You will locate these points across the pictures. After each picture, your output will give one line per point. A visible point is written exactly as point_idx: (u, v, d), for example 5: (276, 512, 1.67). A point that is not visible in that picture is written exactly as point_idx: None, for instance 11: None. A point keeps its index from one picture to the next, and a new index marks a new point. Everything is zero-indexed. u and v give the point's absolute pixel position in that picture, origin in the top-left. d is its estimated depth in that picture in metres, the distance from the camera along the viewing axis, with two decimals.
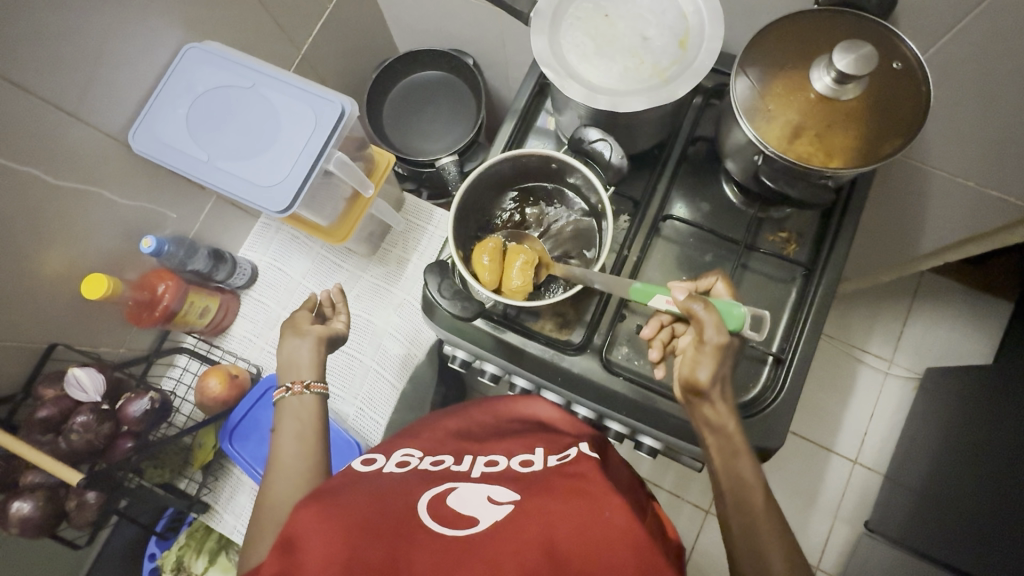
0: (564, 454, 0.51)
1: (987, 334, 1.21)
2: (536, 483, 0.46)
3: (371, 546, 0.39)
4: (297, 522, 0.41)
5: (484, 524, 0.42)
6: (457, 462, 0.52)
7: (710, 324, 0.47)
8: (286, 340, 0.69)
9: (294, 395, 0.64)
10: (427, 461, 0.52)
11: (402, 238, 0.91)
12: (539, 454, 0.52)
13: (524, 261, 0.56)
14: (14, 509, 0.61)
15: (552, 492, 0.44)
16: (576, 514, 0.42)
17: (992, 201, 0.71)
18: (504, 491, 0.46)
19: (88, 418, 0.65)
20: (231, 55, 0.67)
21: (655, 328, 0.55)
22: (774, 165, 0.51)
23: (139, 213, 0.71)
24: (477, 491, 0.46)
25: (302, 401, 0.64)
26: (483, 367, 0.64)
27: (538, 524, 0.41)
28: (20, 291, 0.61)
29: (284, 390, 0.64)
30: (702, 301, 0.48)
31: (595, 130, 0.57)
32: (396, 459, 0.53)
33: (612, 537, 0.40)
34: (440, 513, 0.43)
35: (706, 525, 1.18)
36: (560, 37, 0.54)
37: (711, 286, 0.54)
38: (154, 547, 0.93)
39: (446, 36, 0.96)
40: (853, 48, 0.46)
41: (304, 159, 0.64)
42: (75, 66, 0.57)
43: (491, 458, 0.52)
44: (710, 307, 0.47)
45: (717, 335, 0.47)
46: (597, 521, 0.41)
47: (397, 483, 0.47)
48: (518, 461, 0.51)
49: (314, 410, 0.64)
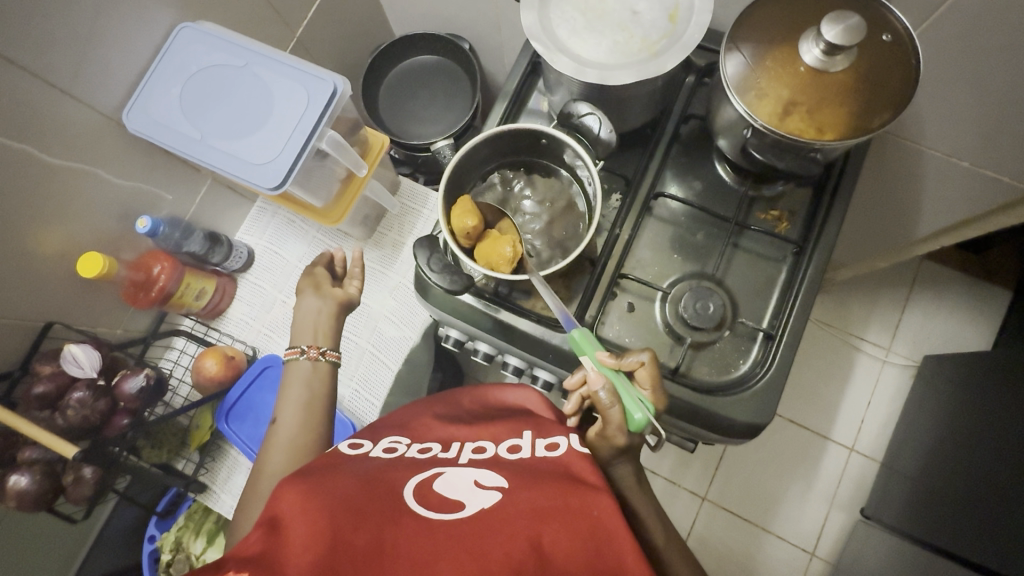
0: (552, 443, 0.49)
1: (986, 321, 1.20)
2: (524, 471, 0.45)
3: (355, 530, 0.39)
4: (281, 504, 0.41)
5: (470, 508, 0.42)
6: (444, 449, 0.51)
7: (612, 422, 0.49)
8: (299, 314, 0.70)
9: (312, 357, 0.67)
10: (414, 448, 0.52)
11: (397, 221, 0.91)
12: (527, 439, 0.50)
13: (512, 250, 0.54)
14: (11, 482, 0.63)
15: (541, 484, 0.43)
16: (564, 508, 0.41)
17: (987, 180, 0.71)
18: (491, 476, 0.45)
19: (84, 394, 0.67)
20: (224, 34, 0.67)
21: (577, 382, 0.54)
22: (764, 139, 0.52)
23: (135, 194, 0.72)
24: (464, 475, 0.46)
25: (314, 365, 0.66)
26: (476, 346, 0.65)
27: (525, 514, 0.40)
28: (20, 269, 0.62)
29: (299, 352, 0.67)
30: (611, 398, 0.50)
31: (585, 104, 0.56)
32: (384, 444, 0.53)
33: (599, 535, 0.40)
34: (425, 496, 0.43)
35: (702, 510, 1.20)
36: (550, 12, 0.55)
37: (635, 368, 0.51)
38: (154, 529, 0.94)
39: (443, 19, 0.96)
40: (842, 19, 0.45)
41: (297, 136, 0.64)
42: (70, 44, 0.57)
43: (479, 444, 0.51)
44: (614, 407, 0.49)
45: (614, 434, 0.50)
46: (585, 517, 0.41)
47: (383, 468, 0.47)
48: (506, 448, 0.50)
49: (306, 384, 0.65)
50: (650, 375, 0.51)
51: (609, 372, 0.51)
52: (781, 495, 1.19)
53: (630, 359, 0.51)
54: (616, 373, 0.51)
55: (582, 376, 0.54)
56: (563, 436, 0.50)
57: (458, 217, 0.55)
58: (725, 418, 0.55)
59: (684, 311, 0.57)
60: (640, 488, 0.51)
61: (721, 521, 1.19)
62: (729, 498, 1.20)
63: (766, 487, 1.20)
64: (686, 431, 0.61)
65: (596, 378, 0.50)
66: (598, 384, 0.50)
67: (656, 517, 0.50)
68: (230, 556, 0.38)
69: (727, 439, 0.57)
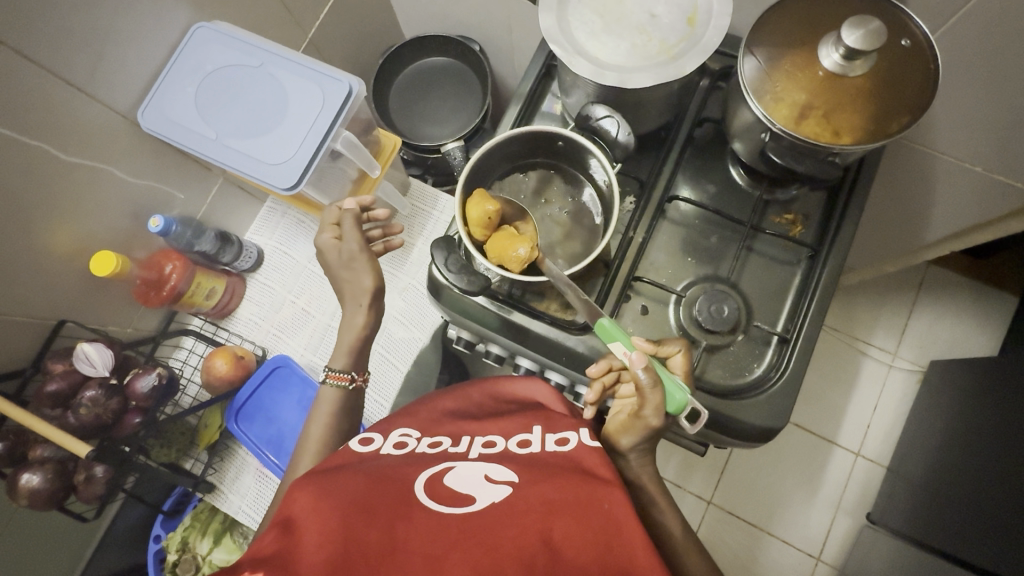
0: (562, 437, 0.49)
1: (992, 326, 1.20)
2: (534, 465, 0.45)
3: (366, 527, 0.39)
4: (293, 503, 0.41)
5: (481, 503, 0.41)
6: (454, 444, 0.51)
7: (652, 404, 0.49)
8: None
9: (359, 386, 0.70)
10: (424, 443, 0.51)
11: (408, 223, 0.91)
12: (537, 433, 0.50)
13: (526, 252, 0.54)
14: (24, 480, 0.63)
15: (551, 478, 0.42)
16: (574, 502, 0.40)
17: (998, 186, 0.71)
18: (501, 470, 0.45)
19: (96, 393, 0.67)
20: (239, 34, 0.67)
21: (602, 370, 0.55)
22: (781, 143, 0.52)
23: (147, 192, 0.72)
24: (474, 469, 0.46)
25: (355, 393, 0.69)
26: (488, 348, 0.65)
27: (536, 508, 0.40)
28: (34, 266, 0.62)
29: (350, 380, 0.69)
30: (654, 378, 0.49)
31: (602, 107, 0.57)
32: (394, 439, 0.53)
33: (611, 529, 0.39)
34: (436, 491, 0.43)
35: (707, 514, 1.19)
36: (568, 14, 0.55)
37: (671, 355, 0.52)
38: (160, 529, 0.91)
39: (454, 22, 0.96)
40: (862, 23, 0.45)
41: (313, 136, 0.65)
42: (86, 42, 0.57)
43: (489, 439, 0.51)
44: (656, 389, 0.48)
45: (652, 416, 0.49)
46: (596, 511, 0.40)
47: (393, 464, 0.47)
48: (516, 442, 0.49)
49: (319, 432, 0.66)
50: (684, 362, 0.52)
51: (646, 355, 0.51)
52: (786, 499, 1.19)
53: (666, 346, 0.53)
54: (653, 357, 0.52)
55: (607, 365, 0.55)
56: (573, 431, 0.49)
57: (477, 205, 0.55)
58: (740, 423, 0.55)
59: (697, 314, 0.57)
60: (653, 494, 0.51)
61: (725, 525, 1.18)
62: (734, 502, 1.20)
63: (771, 491, 1.19)
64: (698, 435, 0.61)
65: (639, 357, 0.49)
66: (642, 365, 0.48)
67: (670, 519, 0.50)
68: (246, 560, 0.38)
69: (741, 443, 0.57)
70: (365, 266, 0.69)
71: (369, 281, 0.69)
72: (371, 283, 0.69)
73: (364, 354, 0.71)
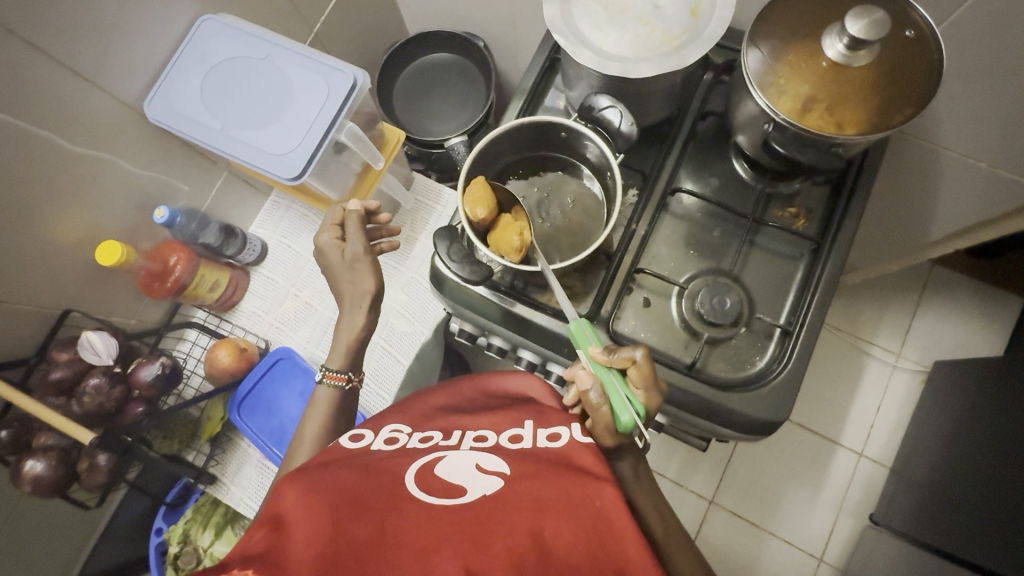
0: (554, 433, 0.48)
1: (998, 327, 1.20)
2: (526, 459, 0.45)
3: (356, 522, 0.39)
4: (283, 499, 0.41)
5: (472, 496, 0.41)
6: (445, 437, 0.51)
7: (599, 422, 0.50)
8: None
9: (356, 385, 0.70)
10: (415, 438, 0.51)
11: (410, 217, 0.91)
12: (528, 428, 0.50)
13: (520, 240, 0.54)
14: (27, 467, 0.63)
15: (542, 473, 0.42)
16: (565, 499, 0.40)
17: (1004, 182, 0.70)
18: (493, 463, 0.45)
19: (100, 381, 0.67)
20: (244, 27, 0.67)
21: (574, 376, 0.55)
22: (785, 134, 0.52)
23: (152, 184, 0.72)
24: (466, 461, 0.46)
25: (351, 392, 0.70)
26: (490, 341, 0.65)
27: (527, 503, 0.40)
28: (39, 257, 0.63)
29: (346, 381, 0.69)
30: (598, 395, 0.50)
31: (605, 97, 0.56)
32: (385, 435, 0.52)
33: (601, 526, 0.39)
34: (427, 484, 0.43)
35: (709, 514, 1.19)
36: (572, 6, 0.55)
37: (627, 365, 0.51)
38: (162, 522, 0.92)
39: (459, 18, 0.96)
40: (865, 14, 0.46)
41: (316, 128, 0.65)
42: (95, 32, 0.58)
43: (480, 432, 0.51)
44: (602, 406, 0.50)
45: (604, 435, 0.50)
46: (587, 506, 0.40)
47: (384, 459, 0.47)
48: (507, 436, 0.49)
49: (318, 425, 0.66)
50: (641, 374, 0.50)
51: (600, 369, 0.52)
52: (788, 499, 1.18)
53: (622, 355, 0.51)
54: (607, 370, 0.51)
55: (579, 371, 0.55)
56: (564, 426, 0.49)
57: (470, 205, 0.55)
58: (742, 416, 0.55)
59: (700, 306, 0.57)
60: (649, 486, 0.51)
61: (727, 525, 1.18)
62: (736, 502, 1.19)
63: (773, 492, 1.19)
64: (701, 428, 0.61)
65: (584, 376, 0.51)
66: (587, 384, 0.51)
67: (663, 512, 0.49)
68: (236, 552, 0.38)
69: (743, 436, 0.57)
70: (367, 266, 0.70)
71: (371, 283, 0.70)
72: (372, 285, 0.70)
73: (361, 350, 0.71)
